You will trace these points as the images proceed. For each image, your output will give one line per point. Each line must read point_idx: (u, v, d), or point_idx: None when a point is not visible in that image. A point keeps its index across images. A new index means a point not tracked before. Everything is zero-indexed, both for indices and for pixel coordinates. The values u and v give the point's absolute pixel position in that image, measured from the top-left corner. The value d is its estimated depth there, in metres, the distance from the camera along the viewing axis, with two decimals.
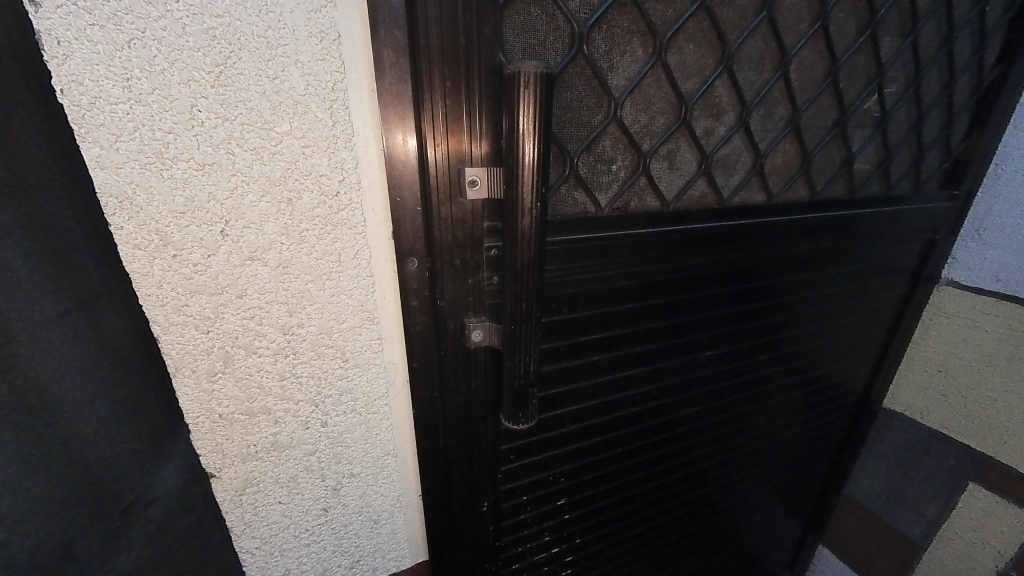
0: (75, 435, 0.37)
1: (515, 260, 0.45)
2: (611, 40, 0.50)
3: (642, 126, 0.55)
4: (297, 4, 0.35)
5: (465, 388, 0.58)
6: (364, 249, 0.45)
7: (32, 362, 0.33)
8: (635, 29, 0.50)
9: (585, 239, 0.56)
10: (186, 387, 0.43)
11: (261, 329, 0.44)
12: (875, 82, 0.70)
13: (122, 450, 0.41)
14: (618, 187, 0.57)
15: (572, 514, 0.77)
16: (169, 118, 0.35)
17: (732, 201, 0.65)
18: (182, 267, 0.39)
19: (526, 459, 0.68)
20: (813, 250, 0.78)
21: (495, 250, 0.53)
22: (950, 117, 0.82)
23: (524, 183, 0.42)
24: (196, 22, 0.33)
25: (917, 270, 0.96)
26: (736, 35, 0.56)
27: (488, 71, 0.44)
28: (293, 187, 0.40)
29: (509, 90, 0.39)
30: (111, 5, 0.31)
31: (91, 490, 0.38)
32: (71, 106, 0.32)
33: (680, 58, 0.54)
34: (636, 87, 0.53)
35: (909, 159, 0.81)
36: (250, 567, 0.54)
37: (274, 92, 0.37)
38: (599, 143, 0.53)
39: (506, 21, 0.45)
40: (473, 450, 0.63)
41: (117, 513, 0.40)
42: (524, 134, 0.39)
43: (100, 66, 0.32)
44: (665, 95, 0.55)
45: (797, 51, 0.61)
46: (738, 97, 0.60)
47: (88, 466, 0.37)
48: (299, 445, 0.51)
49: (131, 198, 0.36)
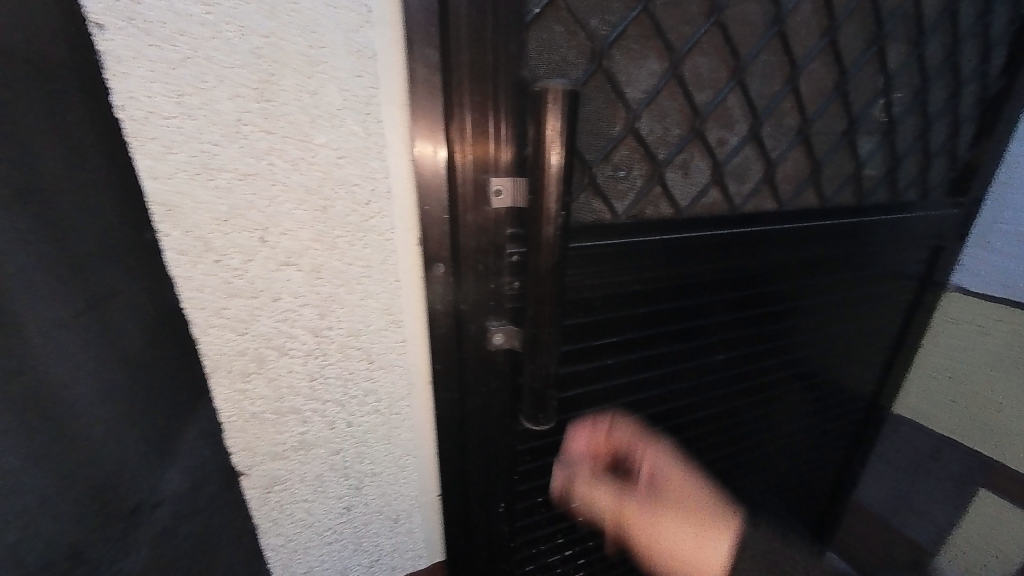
0: (80, 438, 0.35)
1: (538, 266, 0.47)
2: (628, 55, 0.52)
3: (657, 136, 0.57)
4: (337, 24, 0.37)
5: (485, 389, 0.60)
6: (392, 255, 0.47)
7: (44, 360, 0.32)
8: (652, 45, 0.53)
9: (602, 246, 0.58)
10: (221, 386, 0.45)
11: (293, 331, 0.46)
12: (883, 92, 0.72)
13: (128, 450, 0.39)
14: (633, 195, 0.58)
15: (584, 516, 0.78)
16: (215, 132, 0.37)
17: (743, 208, 0.67)
18: (223, 272, 0.41)
19: (541, 460, 0.69)
20: (821, 257, 0.79)
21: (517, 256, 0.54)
22: (958, 125, 0.83)
23: (549, 192, 0.44)
24: (244, 41, 0.35)
25: (926, 276, 0.97)
26: (748, 48, 0.58)
27: (513, 85, 0.46)
28: (327, 196, 0.42)
29: (535, 105, 0.41)
30: (168, 26, 0.33)
31: (94, 494, 0.36)
32: (127, 120, 0.34)
33: (695, 71, 0.56)
34: (652, 100, 0.55)
35: (916, 167, 0.83)
36: (273, 563, 0.56)
37: (313, 107, 0.39)
38: (616, 153, 0.55)
39: (530, 38, 0.47)
40: (490, 452, 0.64)
41: (121, 520, 0.38)
42: (551, 145, 0.41)
43: (155, 83, 0.34)
44: (679, 106, 0.57)
45: (806, 63, 0.63)
46: (750, 107, 0.62)
47: (91, 469, 0.35)
48: (325, 444, 0.52)
49: (178, 206, 0.38)
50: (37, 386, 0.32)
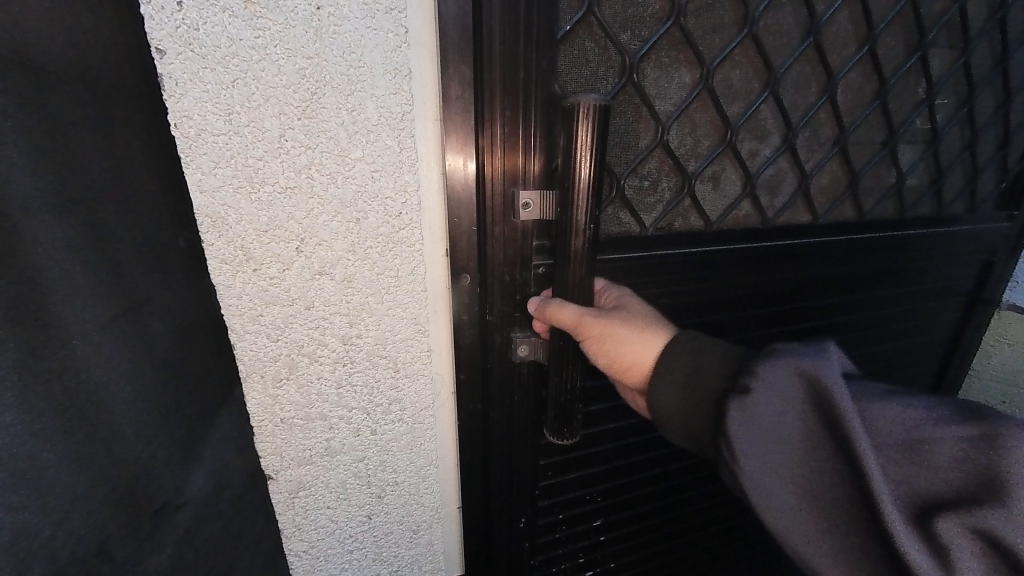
0: (114, 437, 0.37)
1: (566, 277, 0.48)
2: (658, 69, 0.52)
3: (687, 149, 0.57)
4: (377, 45, 0.39)
5: (508, 401, 0.60)
6: (421, 265, 0.48)
7: (83, 361, 0.34)
8: (683, 58, 0.53)
9: (630, 258, 0.58)
10: (254, 391, 0.47)
11: (324, 339, 0.47)
12: (925, 102, 0.70)
13: (157, 452, 0.41)
14: (662, 208, 0.58)
15: (607, 536, 0.76)
16: (260, 147, 0.39)
17: (775, 221, 0.66)
18: (261, 280, 0.43)
19: (565, 476, 0.68)
20: (857, 272, 0.76)
21: (543, 267, 0.55)
22: (1006, 135, 0.80)
23: (579, 203, 0.44)
24: (290, 63, 0.37)
25: (973, 293, 0.92)
26: (782, 60, 0.58)
27: (544, 100, 0.48)
28: (361, 208, 0.43)
29: (566, 120, 0.41)
30: (222, 50, 0.35)
31: (124, 492, 0.37)
32: (181, 137, 0.37)
33: (726, 84, 0.56)
34: (683, 112, 0.55)
35: (961, 178, 0.80)
36: (296, 569, 0.56)
37: (351, 123, 0.40)
38: (645, 165, 0.55)
39: (562, 54, 0.48)
40: (513, 466, 0.63)
41: (148, 517, 0.40)
42: (578, 157, 0.42)
43: (207, 102, 0.36)
44: (710, 119, 0.57)
45: (843, 74, 0.62)
46: (783, 119, 0.61)
47: (123, 469, 0.37)
48: (350, 451, 0.53)
49: (223, 218, 0.40)
50: (78, 387, 0.34)
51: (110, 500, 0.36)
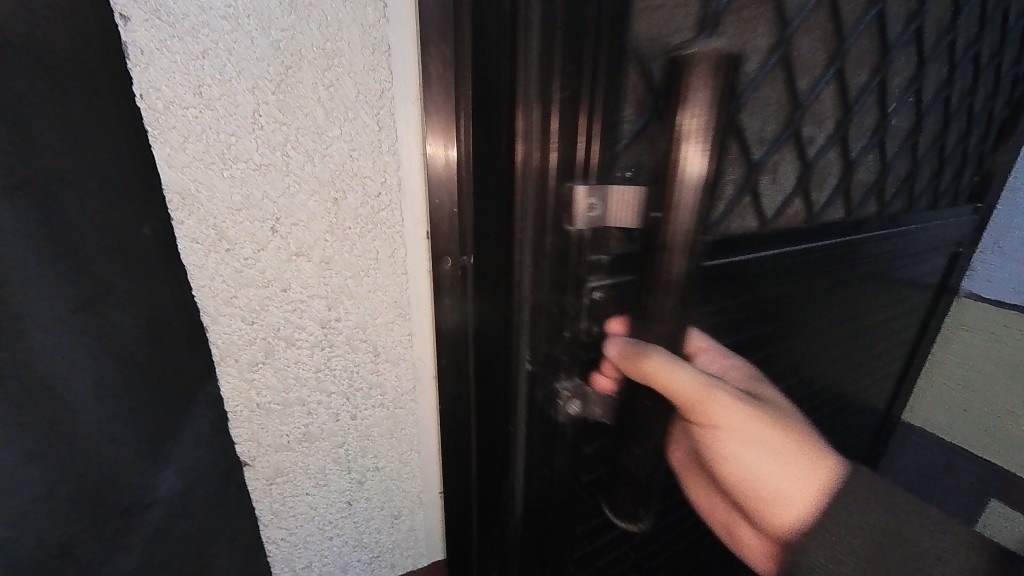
0: (77, 434, 0.35)
1: (653, 305, 0.42)
2: (738, 29, 0.48)
3: (756, 132, 0.55)
4: (355, 20, 0.39)
5: (551, 455, 0.53)
6: (400, 248, 0.47)
7: (39, 355, 0.33)
8: (759, 12, 0.49)
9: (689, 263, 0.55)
10: (228, 376, 0.46)
11: (301, 322, 0.46)
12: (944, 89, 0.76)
13: (124, 450, 0.38)
14: (725, 206, 0.55)
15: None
16: (232, 123, 0.37)
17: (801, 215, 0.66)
18: (234, 261, 0.41)
19: (600, 540, 0.62)
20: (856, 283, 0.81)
21: (597, 290, 0.47)
22: (991, 125, 0.89)
23: (680, 204, 0.37)
24: (263, 35, 0.36)
25: (943, 282, 0.98)
26: (852, 29, 0.59)
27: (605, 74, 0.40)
28: (340, 188, 0.43)
29: (680, 92, 0.35)
30: (191, 19, 0.34)
31: (88, 489, 0.36)
32: (147, 109, 0.35)
33: (801, 52, 0.55)
34: (756, 90, 0.52)
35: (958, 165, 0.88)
36: (274, 557, 0.56)
37: (329, 100, 0.40)
38: (713, 152, 0.52)
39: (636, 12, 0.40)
40: (550, 526, 0.56)
41: (113, 516, 0.38)
42: (690, 165, 0.36)
43: (175, 73, 0.35)
44: (779, 97, 0.55)
45: (894, 52, 0.65)
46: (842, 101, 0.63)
47: (89, 466, 0.36)
48: (329, 437, 0.52)
49: (194, 194, 0.38)
50: (37, 385, 0.33)
51: (74, 497, 0.35)
